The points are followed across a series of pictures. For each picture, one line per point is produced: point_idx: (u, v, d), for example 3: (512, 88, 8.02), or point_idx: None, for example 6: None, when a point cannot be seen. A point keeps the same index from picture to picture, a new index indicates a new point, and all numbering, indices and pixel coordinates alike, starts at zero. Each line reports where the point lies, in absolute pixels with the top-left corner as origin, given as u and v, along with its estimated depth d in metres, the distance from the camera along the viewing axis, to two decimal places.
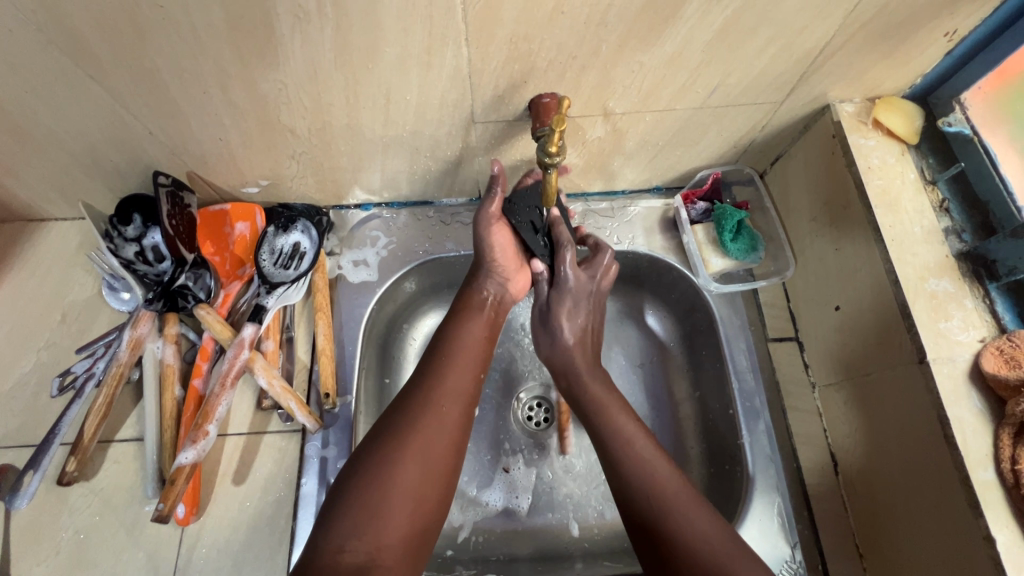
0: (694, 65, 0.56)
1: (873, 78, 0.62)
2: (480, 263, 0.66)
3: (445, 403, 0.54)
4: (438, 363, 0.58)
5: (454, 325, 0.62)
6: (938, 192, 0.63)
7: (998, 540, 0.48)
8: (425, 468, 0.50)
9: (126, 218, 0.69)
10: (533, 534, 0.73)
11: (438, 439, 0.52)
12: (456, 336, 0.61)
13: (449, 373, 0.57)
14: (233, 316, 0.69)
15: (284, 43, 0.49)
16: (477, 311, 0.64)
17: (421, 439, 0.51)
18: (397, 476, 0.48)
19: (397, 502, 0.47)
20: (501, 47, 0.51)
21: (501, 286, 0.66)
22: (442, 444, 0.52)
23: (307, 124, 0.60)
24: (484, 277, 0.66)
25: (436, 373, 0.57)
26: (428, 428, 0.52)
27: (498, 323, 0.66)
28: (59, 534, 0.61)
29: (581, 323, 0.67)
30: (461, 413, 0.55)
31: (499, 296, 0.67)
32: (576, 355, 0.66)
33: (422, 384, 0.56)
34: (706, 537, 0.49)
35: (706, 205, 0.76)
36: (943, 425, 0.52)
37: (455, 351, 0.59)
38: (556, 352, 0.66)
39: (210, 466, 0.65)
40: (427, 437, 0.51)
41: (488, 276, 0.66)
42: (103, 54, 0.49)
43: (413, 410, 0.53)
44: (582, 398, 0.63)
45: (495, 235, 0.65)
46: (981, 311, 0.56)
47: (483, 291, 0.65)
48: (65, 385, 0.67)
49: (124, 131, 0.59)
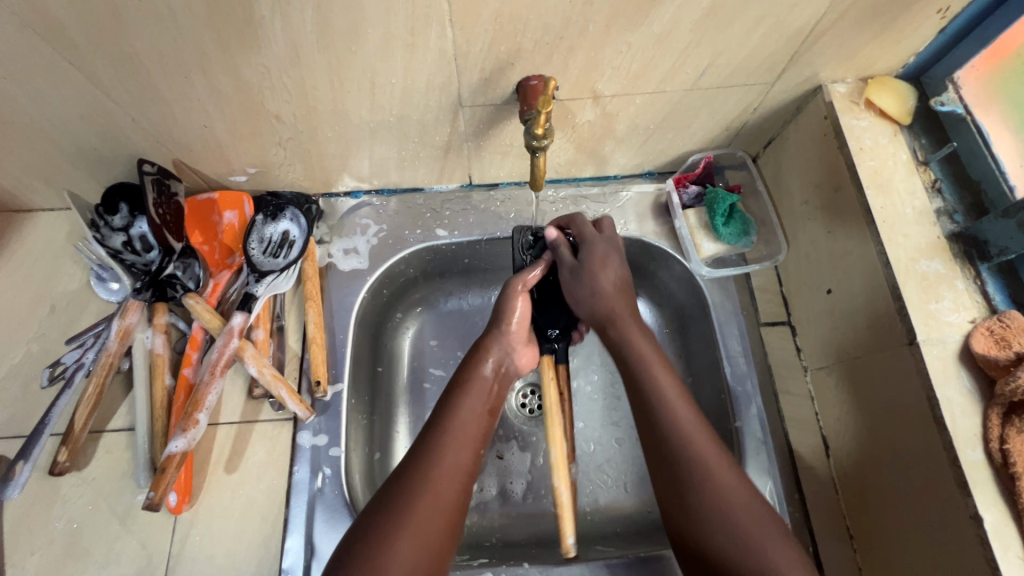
0: (683, 45, 0.55)
1: (866, 58, 0.61)
2: (492, 331, 0.65)
3: (439, 479, 0.52)
4: (437, 438, 0.55)
5: (455, 396, 0.59)
6: (930, 172, 0.62)
7: (985, 519, 0.48)
8: (418, 550, 0.47)
9: (112, 207, 0.68)
10: (527, 519, 0.73)
11: (434, 516, 0.49)
12: (455, 408, 0.58)
13: (447, 450, 0.54)
14: (223, 305, 0.69)
15: (265, 25, 0.48)
16: (477, 386, 0.61)
17: (420, 518, 0.49)
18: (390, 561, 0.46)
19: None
20: (485, 28, 0.51)
21: (503, 353, 0.64)
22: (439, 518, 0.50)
23: (292, 110, 0.59)
24: (490, 345, 0.64)
25: (431, 451, 0.53)
26: (425, 507, 0.50)
27: (501, 396, 0.63)
28: (52, 524, 0.61)
29: (616, 271, 0.66)
30: (458, 493, 0.52)
31: (502, 365, 0.64)
32: (615, 301, 0.65)
33: (415, 458, 0.53)
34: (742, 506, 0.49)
35: (697, 189, 0.75)
36: (932, 406, 0.52)
37: (454, 426, 0.56)
38: (598, 302, 0.65)
39: (202, 455, 0.65)
40: (422, 518, 0.49)
41: (494, 344, 0.64)
42: (81, 39, 0.48)
43: (409, 487, 0.51)
44: (626, 348, 0.62)
45: (517, 302, 0.66)
46: (972, 292, 0.56)
47: (486, 363, 0.63)
48: (54, 375, 0.67)
49: (106, 117, 0.58)
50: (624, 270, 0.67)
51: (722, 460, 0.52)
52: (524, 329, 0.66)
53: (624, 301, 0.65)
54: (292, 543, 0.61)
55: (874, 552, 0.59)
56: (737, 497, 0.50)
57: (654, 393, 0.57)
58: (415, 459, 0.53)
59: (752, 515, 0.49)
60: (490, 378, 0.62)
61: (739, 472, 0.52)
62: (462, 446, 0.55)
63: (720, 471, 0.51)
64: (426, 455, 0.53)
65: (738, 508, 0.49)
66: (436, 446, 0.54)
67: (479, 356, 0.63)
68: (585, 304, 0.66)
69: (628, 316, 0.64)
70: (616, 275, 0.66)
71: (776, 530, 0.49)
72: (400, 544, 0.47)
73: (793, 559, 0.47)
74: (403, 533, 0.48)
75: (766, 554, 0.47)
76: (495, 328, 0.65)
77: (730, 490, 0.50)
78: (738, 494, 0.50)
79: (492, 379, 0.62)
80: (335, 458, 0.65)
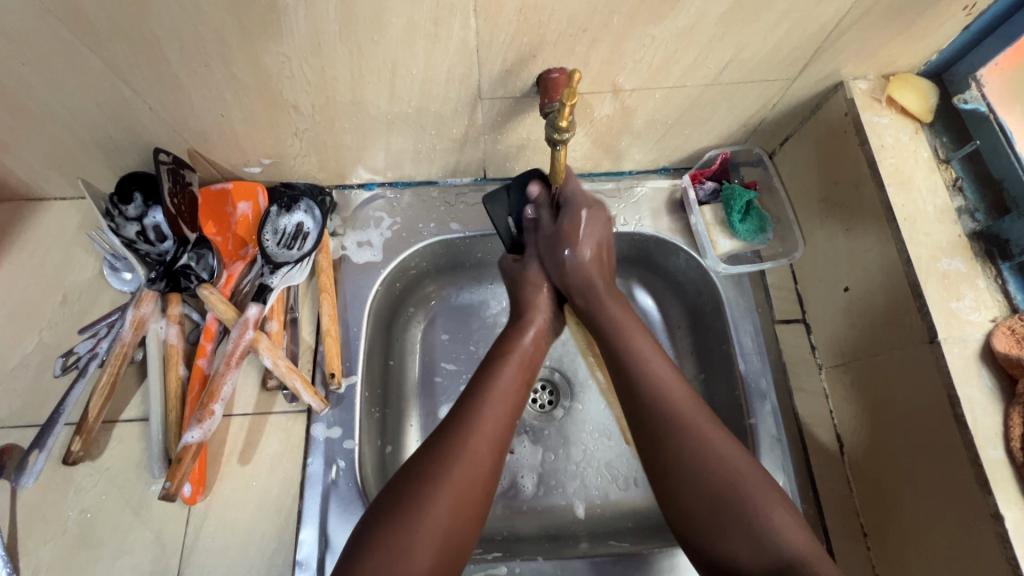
0: (707, 39, 0.54)
1: (889, 54, 0.61)
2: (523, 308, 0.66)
3: (477, 449, 0.52)
4: (476, 404, 0.56)
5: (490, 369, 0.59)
6: (951, 171, 0.62)
7: (1006, 518, 0.48)
8: (450, 519, 0.48)
9: (126, 197, 0.68)
10: (539, 514, 0.73)
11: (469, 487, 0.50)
12: (493, 380, 0.58)
13: (484, 418, 0.54)
14: (237, 296, 0.69)
15: (287, 13, 0.48)
16: (514, 355, 0.61)
17: (457, 482, 0.50)
18: (424, 526, 0.47)
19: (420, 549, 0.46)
20: (509, 19, 0.50)
21: (544, 320, 0.66)
22: (476, 480, 0.51)
23: (310, 100, 0.59)
24: (527, 318, 0.65)
25: (468, 423, 0.54)
26: (461, 476, 0.50)
27: (537, 363, 0.63)
28: (65, 513, 0.61)
29: (595, 239, 0.67)
30: (494, 463, 0.53)
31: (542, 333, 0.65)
32: (592, 270, 0.65)
33: (451, 429, 0.54)
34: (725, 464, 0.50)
35: (714, 185, 0.74)
36: (953, 404, 0.52)
37: (493, 393, 0.57)
38: (571, 270, 0.65)
39: (216, 446, 0.65)
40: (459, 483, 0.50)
41: (532, 316, 0.65)
42: (103, 26, 0.48)
43: (447, 449, 0.52)
44: (598, 313, 0.63)
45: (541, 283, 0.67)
46: (993, 291, 0.56)
47: (527, 331, 0.64)
48: (68, 364, 0.67)
49: (123, 105, 0.58)
50: (603, 235, 0.67)
51: (703, 418, 0.53)
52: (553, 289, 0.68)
53: (599, 267, 0.66)
54: (306, 535, 0.61)
55: (889, 551, 0.59)
56: (717, 450, 0.51)
57: (647, 380, 0.56)
58: (454, 422, 0.54)
59: (728, 466, 0.50)
60: (529, 346, 0.63)
61: (722, 429, 0.53)
62: (498, 414, 0.55)
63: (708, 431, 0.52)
64: (461, 430, 0.53)
65: (718, 460, 0.50)
66: (471, 423, 0.54)
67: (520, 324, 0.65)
68: (558, 272, 0.66)
69: (604, 289, 0.64)
70: (593, 244, 0.66)
71: (767, 484, 0.49)
72: (436, 507, 0.48)
73: (783, 510, 0.48)
74: (439, 498, 0.49)
75: (757, 504, 0.48)
76: (524, 297, 0.67)
77: (707, 439, 0.51)
78: (719, 446, 0.51)
79: (529, 347, 0.63)
80: (349, 450, 0.65)
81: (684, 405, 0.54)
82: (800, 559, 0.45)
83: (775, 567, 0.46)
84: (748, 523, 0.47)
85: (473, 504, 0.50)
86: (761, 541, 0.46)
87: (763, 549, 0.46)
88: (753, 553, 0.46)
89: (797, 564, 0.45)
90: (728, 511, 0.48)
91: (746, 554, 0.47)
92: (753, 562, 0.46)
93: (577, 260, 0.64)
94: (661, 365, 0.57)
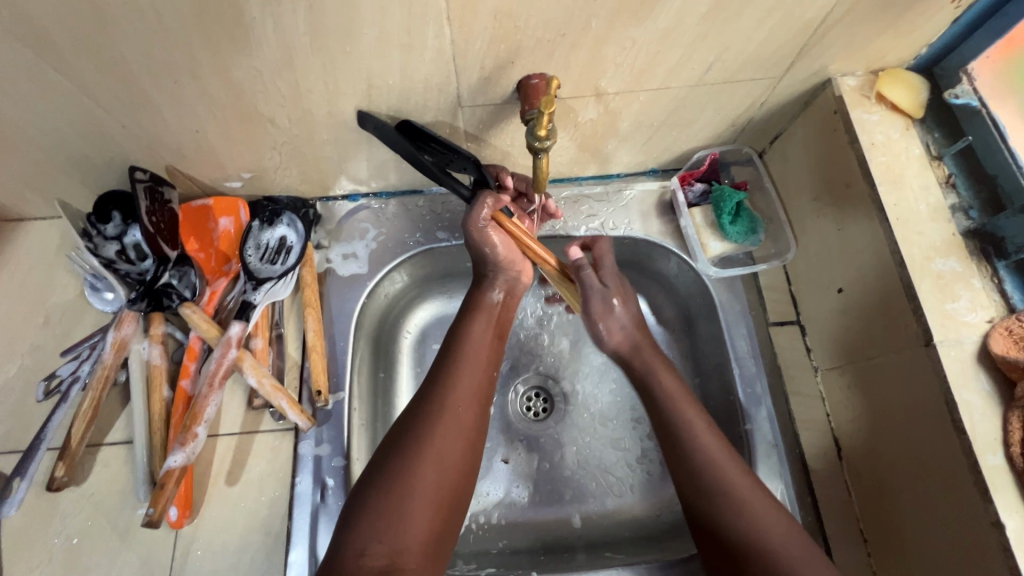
0: (689, 41, 0.53)
1: (877, 49, 0.59)
2: (484, 265, 0.64)
3: (459, 401, 0.56)
4: (452, 363, 0.59)
5: (463, 325, 0.62)
6: (943, 167, 0.61)
7: (1007, 526, 0.47)
8: (439, 474, 0.52)
9: (104, 215, 0.67)
10: (535, 526, 0.72)
11: (453, 437, 0.54)
12: (466, 332, 0.62)
13: (461, 375, 0.58)
14: (221, 314, 0.68)
15: (256, 26, 0.47)
16: (485, 312, 0.64)
17: (439, 440, 0.53)
18: (414, 485, 0.50)
19: (418, 504, 0.50)
20: (484, 27, 0.49)
21: (512, 281, 0.66)
22: (459, 442, 0.54)
23: (286, 113, 0.58)
24: (491, 276, 0.65)
25: (445, 382, 0.57)
26: (443, 435, 0.53)
27: (507, 321, 0.66)
28: (50, 541, 0.60)
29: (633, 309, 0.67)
30: (475, 414, 0.56)
31: (508, 293, 0.66)
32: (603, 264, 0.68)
33: (435, 384, 0.57)
34: (759, 521, 0.52)
35: (704, 186, 0.73)
36: (951, 408, 0.51)
37: (468, 349, 0.60)
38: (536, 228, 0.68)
39: (202, 467, 0.63)
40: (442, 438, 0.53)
41: (496, 275, 0.65)
42: (67, 45, 0.46)
43: (427, 411, 0.55)
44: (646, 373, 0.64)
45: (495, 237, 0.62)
46: (989, 291, 0.55)
47: (492, 293, 0.65)
48: (50, 389, 0.65)
49: (95, 124, 0.56)
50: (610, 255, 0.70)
51: (758, 497, 0.53)
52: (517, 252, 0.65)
53: (644, 334, 0.66)
54: (295, 557, 0.60)
55: (889, 557, 0.58)
56: (773, 528, 0.51)
57: (668, 401, 0.60)
58: (433, 384, 0.57)
59: (766, 525, 0.51)
60: (500, 309, 0.65)
61: (780, 509, 0.53)
62: (474, 371, 0.59)
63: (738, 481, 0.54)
64: (441, 390, 0.56)
65: (755, 515, 0.52)
66: (449, 381, 0.57)
67: (483, 286, 0.65)
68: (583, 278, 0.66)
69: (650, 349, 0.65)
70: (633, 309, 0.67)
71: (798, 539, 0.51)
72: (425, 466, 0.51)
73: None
74: (424, 457, 0.52)
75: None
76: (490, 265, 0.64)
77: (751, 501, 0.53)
78: (776, 526, 0.51)
79: (496, 307, 0.64)
80: (338, 468, 0.64)
81: (738, 483, 0.54)
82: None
83: None
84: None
85: (458, 452, 0.54)
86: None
87: None
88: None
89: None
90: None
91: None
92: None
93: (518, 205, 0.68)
94: (716, 446, 0.56)
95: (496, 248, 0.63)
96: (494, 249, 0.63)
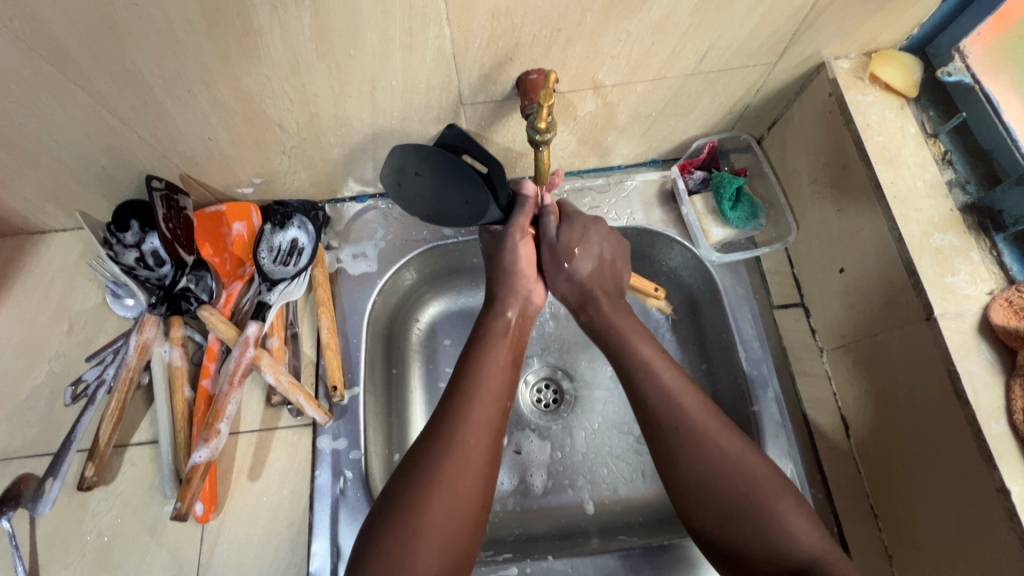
0: (681, 30, 0.54)
1: (870, 31, 0.60)
2: (503, 282, 0.66)
3: (472, 433, 0.54)
4: (465, 390, 0.57)
5: (477, 352, 0.61)
6: (940, 145, 0.62)
7: (1013, 492, 0.47)
8: (450, 515, 0.50)
9: (123, 225, 0.70)
10: (549, 514, 0.73)
11: (463, 478, 0.52)
12: (482, 359, 0.60)
13: (475, 405, 0.56)
14: (237, 315, 0.69)
15: (264, 34, 0.49)
16: (500, 335, 0.63)
17: (448, 480, 0.51)
18: (423, 526, 0.49)
19: (426, 551, 0.48)
20: (482, 25, 0.50)
21: (524, 301, 0.66)
22: (470, 482, 0.52)
23: (294, 118, 0.60)
24: (506, 296, 0.65)
25: (456, 413, 0.55)
26: (453, 475, 0.51)
27: (524, 341, 0.65)
28: (84, 538, 0.63)
29: (594, 253, 0.66)
30: (489, 446, 0.54)
31: (522, 312, 0.66)
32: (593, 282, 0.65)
33: (444, 420, 0.55)
34: (740, 466, 0.52)
35: (703, 174, 0.74)
36: (953, 380, 0.52)
37: (480, 375, 0.58)
38: (566, 280, 0.66)
39: (225, 464, 0.66)
40: (450, 482, 0.51)
41: (512, 294, 0.65)
42: (86, 60, 0.49)
43: (435, 450, 0.53)
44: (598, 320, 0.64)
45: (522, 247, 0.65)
46: (989, 264, 0.56)
47: (507, 311, 0.65)
48: (78, 393, 0.68)
49: (113, 136, 0.59)
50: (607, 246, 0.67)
51: (716, 423, 0.54)
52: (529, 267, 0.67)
53: (599, 280, 0.65)
54: (318, 547, 0.62)
55: (899, 530, 0.59)
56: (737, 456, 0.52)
57: (645, 367, 0.58)
58: (444, 416, 0.55)
59: (744, 468, 0.52)
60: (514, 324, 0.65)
61: (736, 433, 0.54)
62: (489, 400, 0.57)
63: (716, 430, 0.54)
64: (451, 422, 0.54)
65: (732, 467, 0.52)
66: (461, 411, 0.55)
67: (498, 307, 0.65)
68: (559, 285, 0.67)
69: (604, 298, 0.65)
70: (593, 258, 0.66)
71: (781, 485, 0.51)
72: (436, 507, 0.50)
73: (801, 514, 0.50)
74: (433, 498, 0.50)
75: (770, 505, 0.50)
76: (503, 276, 0.66)
77: (721, 445, 0.53)
78: (740, 455, 0.52)
79: (511, 326, 0.64)
80: (356, 461, 0.65)
81: (687, 403, 0.55)
82: (813, 559, 0.48)
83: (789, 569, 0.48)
84: (761, 524, 0.50)
85: (472, 497, 0.52)
86: (777, 540, 0.49)
87: (779, 551, 0.49)
88: (770, 559, 0.49)
89: (814, 565, 0.48)
90: (745, 518, 0.50)
91: (763, 559, 0.49)
92: (770, 568, 0.49)
93: (575, 272, 0.65)
94: (679, 385, 0.57)
95: (518, 257, 0.66)
96: (516, 258, 0.66)
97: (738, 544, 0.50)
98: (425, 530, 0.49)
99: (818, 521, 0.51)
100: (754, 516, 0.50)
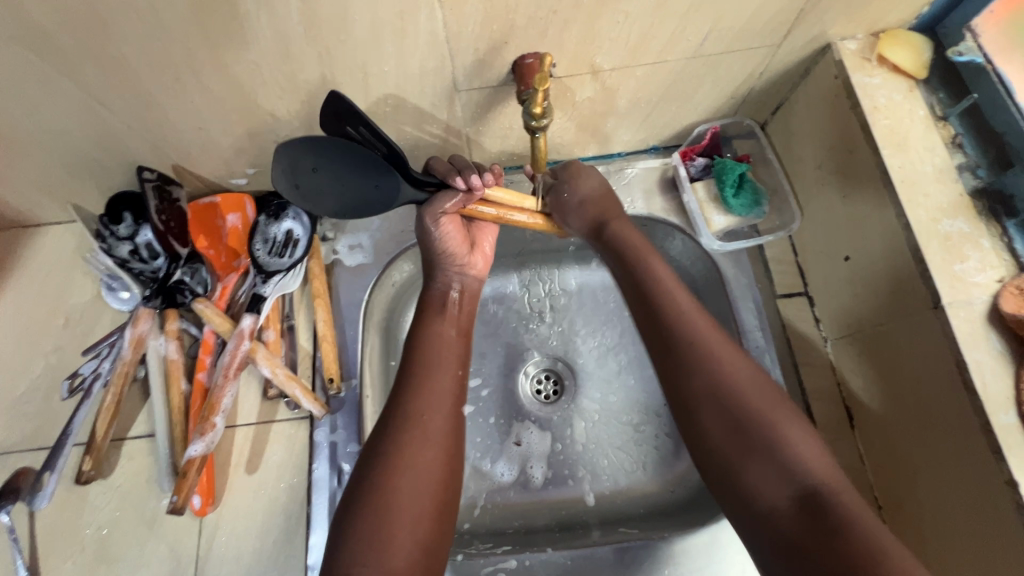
0: (682, 11, 0.53)
1: (878, 10, 0.58)
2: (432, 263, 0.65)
3: (425, 411, 0.55)
4: (419, 368, 0.58)
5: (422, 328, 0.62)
6: (949, 128, 0.60)
7: (1021, 485, 0.46)
8: (419, 487, 0.51)
9: (117, 217, 0.68)
10: (550, 505, 0.73)
11: (426, 450, 0.53)
12: (427, 338, 0.61)
13: (430, 381, 0.57)
14: (233, 308, 0.68)
15: (250, 19, 0.47)
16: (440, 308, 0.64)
17: (411, 454, 0.52)
18: (394, 502, 0.49)
19: (398, 525, 0.48)
20: (475, 7, 0.49)
21: (460, 277, 0.66)
22: (433, 453, 0.53)
23: (286, 106, 0.59)
24: (440, 277, 0.66)
25: (413, 389, 0.56)
26: (417, 449, 0.52)
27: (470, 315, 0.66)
28: (83, 531, 0.63)
29: (596, 182, 0.67)
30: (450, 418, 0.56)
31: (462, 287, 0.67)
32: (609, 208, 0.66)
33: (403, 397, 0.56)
34: (750, 392, 0.52)
35: (705, 160, 0.72)
36: (961, 370, 0.50)
37: (433, 351, 0.60)
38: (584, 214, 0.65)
39: (222, 456, 0.65)
40: (414, 455, 0.52)
41: (445, 274, 0.66)
42: (70, 48, 0.47)
43: (396, 427, 0.53)
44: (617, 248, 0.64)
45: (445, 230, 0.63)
46: (999, 250, 0.54)
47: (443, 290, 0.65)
48: (75, 387, 0.67)
49: (102, 126, 0.58)
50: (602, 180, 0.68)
51: (731, 349, 0.55)
52: (461, 240, 0.65)
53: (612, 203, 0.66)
54: (315, 540, 0.61)
55: (906, 522, 0.58)
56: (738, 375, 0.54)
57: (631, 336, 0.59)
58: (403, 390, 0.56)
59: (752, 391, 0.52)
60: (454, 305, 0.65)
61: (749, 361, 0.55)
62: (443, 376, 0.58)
63: (730, 357, 0.54)
64: (410, 399, 0.56)
65: (740, 392, 0.53)
66: (418, 388, 0.56)
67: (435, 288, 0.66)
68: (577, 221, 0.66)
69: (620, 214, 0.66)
70: (595, 184, 0.67)
71: (790, 410, 0.51)
72: (404, 482, 0.50)
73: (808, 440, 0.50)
74: (400, 473, 0.51)
75: (779, 429, 0.50)
76: (435, 258, 0.65)
77: (735, 370, 0.54)
78: (741, 372, 0.54)
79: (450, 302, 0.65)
80: (354, 454, 0.64)
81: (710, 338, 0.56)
82: (820, 483, 0.47)
83: (795, 495, 0.47)
84: (770, 450, 0.50)
85: (437, 467, 0.53)
86: (786, 463, 0.49)
87: (788, 477, 0.48)
88: (779, 482, 0.48)
89: (822, 489, 0.47)
90: (755, 439, 0.50)
91: (768, 485, 0.49)
92: (777, 493, 0.48)
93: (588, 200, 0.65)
94: (704, 325, 0.57)
95: (446, 234, 0.63)
96: (445, 237, 0.64)
97: (746, 472, 0.50)
98: (396, 504, 0.49)
99: (824, 448, 0.50)
100: (765, 442, 0.50)
